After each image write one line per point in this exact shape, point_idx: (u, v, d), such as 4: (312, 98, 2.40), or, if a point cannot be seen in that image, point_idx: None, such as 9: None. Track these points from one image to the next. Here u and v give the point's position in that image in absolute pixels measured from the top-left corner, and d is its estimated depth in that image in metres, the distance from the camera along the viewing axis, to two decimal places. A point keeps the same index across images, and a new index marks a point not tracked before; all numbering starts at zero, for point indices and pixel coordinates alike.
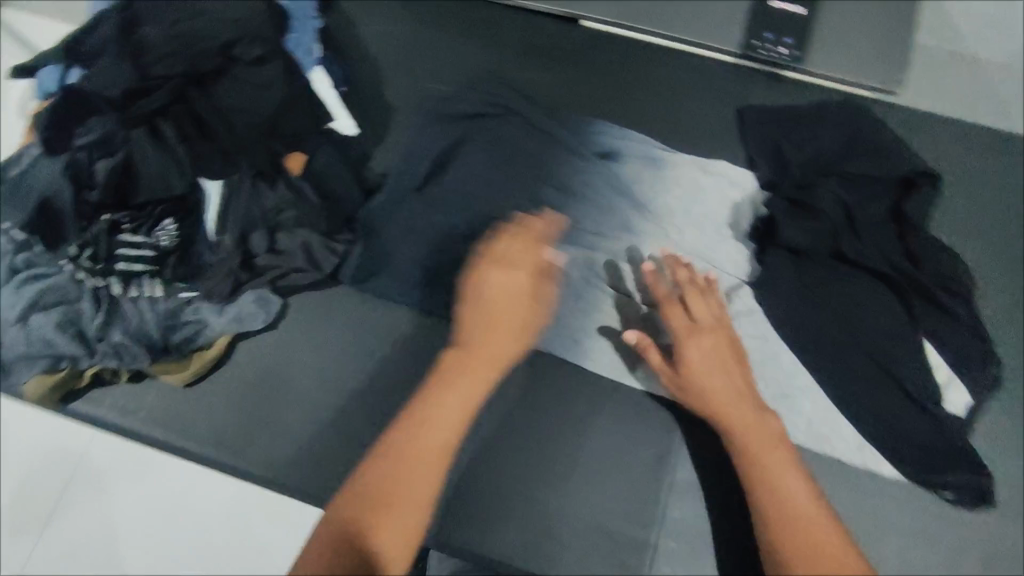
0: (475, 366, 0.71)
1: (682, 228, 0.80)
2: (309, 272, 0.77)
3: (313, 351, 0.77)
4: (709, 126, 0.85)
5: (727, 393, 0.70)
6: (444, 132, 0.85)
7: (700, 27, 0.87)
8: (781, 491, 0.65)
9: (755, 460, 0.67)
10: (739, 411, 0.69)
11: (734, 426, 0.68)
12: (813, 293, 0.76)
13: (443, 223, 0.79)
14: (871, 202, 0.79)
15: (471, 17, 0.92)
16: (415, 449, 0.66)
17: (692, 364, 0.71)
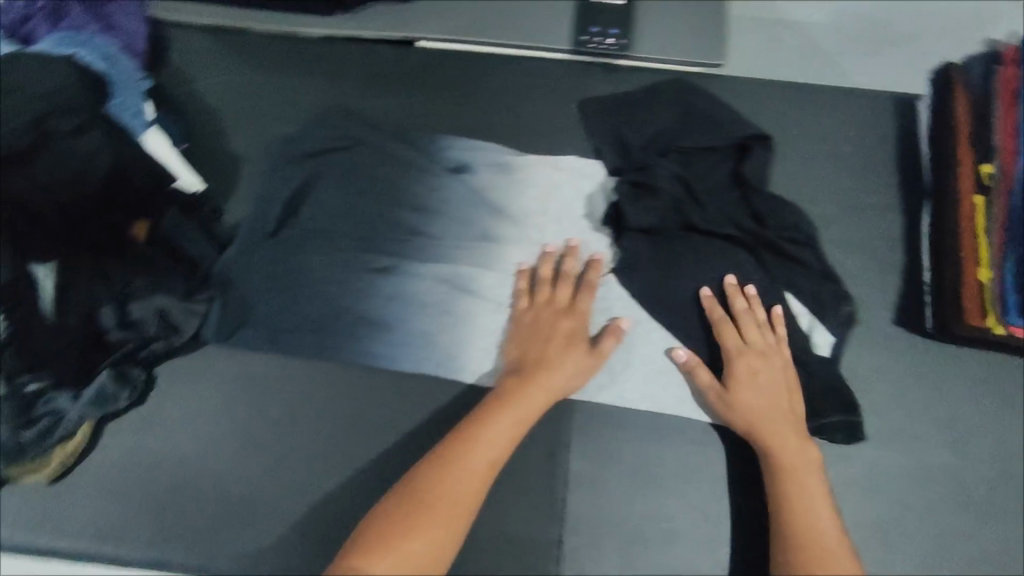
0: (511, 409, 0.69)
1: (541, 227, 0.82)
2: (169, 338, 0.75)
3: (191, 417, 0.76)
4: (553, 124, 0.87)
5: (776, 416, 0.70)
6: (294, 173, 0.84)
7: (529, 31, 0.89)
8: (814, 521, 0.64)
9: (789, 481, 0.67)
10: (785, 434, 0.68)
11: (774, 448, 0.68)
12: (667, 267, 0.78)
13: (306, 266, 0.80)
14: (708, 173, 0.84)
15: (306, 53, 0.90)
16: (461, 480, 0.65)
17: (743, 387, 0.71)
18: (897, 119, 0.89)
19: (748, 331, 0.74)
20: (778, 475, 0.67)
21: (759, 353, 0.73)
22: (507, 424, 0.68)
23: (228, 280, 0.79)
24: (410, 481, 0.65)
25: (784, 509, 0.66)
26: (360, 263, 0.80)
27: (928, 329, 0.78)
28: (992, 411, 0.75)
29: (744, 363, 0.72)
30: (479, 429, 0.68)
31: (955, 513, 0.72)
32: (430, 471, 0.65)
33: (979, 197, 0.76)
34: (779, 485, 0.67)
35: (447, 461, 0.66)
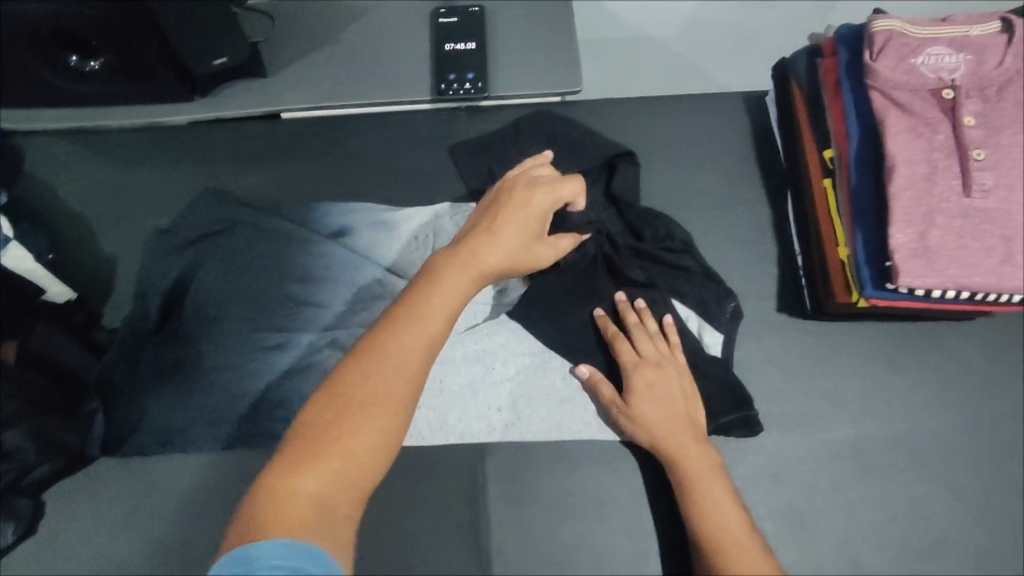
0: (449, 283, 0.61)
1: None
2: (55, 460, 0.71)
3: (88, 538, 0.72)
4: (427, 174, 0.89)
5: (678, 423, 0.71)
6: (170, 264, 0.82)
7: (388, 86, 0.91)
8: (723, 524, 0.65)
9: (697, 489, 0.68)
10: (689, 441, 0.70)
11: (680, 458, 0.69)
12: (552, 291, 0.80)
13: (194, 356, 0.77)
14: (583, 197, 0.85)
15: (171, 142, 0.90)
16: (396, 368, 0.55)
17: (645, 399, 0.72)
18: (749, 118, 0.95)
19: (641, 341, 0.75)
20: (686, 485, 0.68)
21: (652, 364, 0.74)
22: (446, 295, 0.60)
23: (110, 386, 0.76)
24: (338, 375, 0.55)
25: (697, 520, 0.66)
26: (248, 345, 0.78)
27: (807, 311, 0.82)
28: (878, 377, 0.79)
29: (642, 372, 0.73)
30: (418, 302, 0.59)
31: (860, 482, 0.75)
32: (365, 360, 0.56)
33: (828, 180, 0.80)
34: (688, 495, 0.68)
35: (386, 343, 0.56)
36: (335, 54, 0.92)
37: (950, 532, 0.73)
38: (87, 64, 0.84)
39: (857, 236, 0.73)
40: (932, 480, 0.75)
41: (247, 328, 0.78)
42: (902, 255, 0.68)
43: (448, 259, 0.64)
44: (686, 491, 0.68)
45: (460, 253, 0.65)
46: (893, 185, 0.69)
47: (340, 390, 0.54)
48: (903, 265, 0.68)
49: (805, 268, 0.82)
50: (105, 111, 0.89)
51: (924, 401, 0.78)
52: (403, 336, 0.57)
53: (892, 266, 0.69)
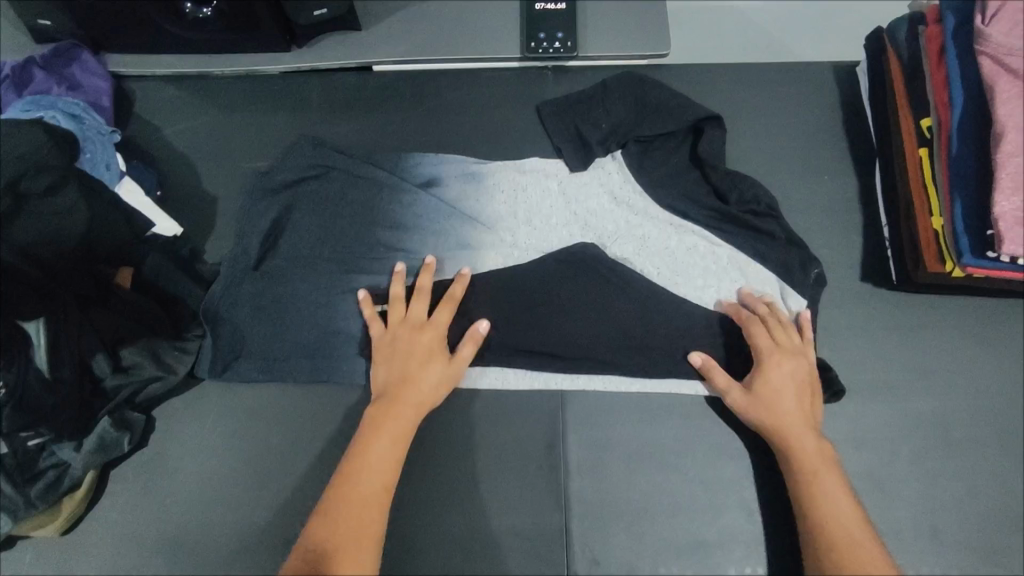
0: (402, 397, 0.71)
1: (514, 230, 0.82)
2: (165, 378, 0.76)
3: (192, 455, 0.77)
4: (513, 130, 0.91)
5: (798, 416, 0.69)
6: (267, 205, 0.83)
7: (479, 43, 0.93)
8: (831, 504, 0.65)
9: (813, 485, 0.66)
10: (809, 436, 0.68)
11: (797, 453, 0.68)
12: (637, 255, 0.81)
13: (289, 295, 0.80)
14: (668, 158, 0.85)
15: (270, 90, 0.94)
16: (377, 478, 0.67)
17: (760, 394, 0.71)
18: (839, 88, 0.93)
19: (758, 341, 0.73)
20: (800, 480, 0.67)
21: (785, 352, 0.72)
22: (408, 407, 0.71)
23: (215, 316, 0.79)
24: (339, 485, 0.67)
25: (811, 510, 0.66)
26: (338, 289, 0.80)
27: (894, 283, 0.81)
28: (966, 352, 0.78)
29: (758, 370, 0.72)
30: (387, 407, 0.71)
31: (942, 454, 0.75)
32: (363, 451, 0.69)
33: (923, 150, 0.79)
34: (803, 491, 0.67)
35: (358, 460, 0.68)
36: (428, 10, 0.94)
37: None
38: (200, 11, 0.88)
39: (956, 204, 0.72)
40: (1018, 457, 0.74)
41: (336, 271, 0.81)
42: (1007, 223, 0.67)
43: (401, 378, 0.72)
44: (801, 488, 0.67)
45: (399, 362, 0.73)
46: (1001, 152, 0.68)
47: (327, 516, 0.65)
48: (1006, 232, 0.67)
49: (892, 239, 0.82)
50: (211, 59, 0.94)
51: (1013, 378, 0.77)
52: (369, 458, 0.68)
53: (995, 234, 0.68)
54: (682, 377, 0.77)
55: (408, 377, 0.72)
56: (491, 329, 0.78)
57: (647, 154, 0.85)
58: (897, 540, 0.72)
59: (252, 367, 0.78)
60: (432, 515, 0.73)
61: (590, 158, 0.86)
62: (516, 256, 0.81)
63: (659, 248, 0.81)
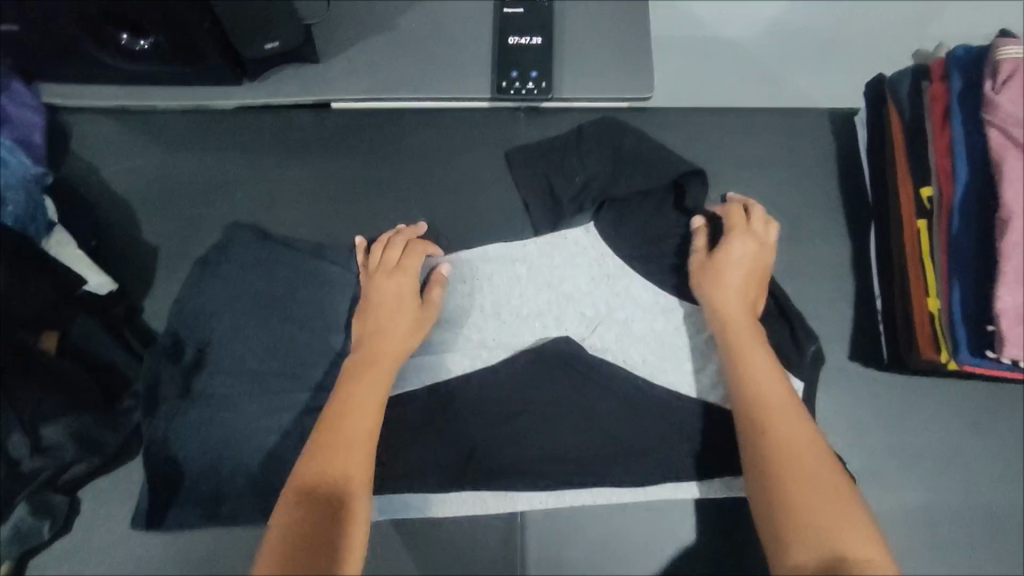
0: (378, 355, 0.69)
1: (482, 326, 0.76)
2: (91, 458, 0.71)
3: (127, 534, 0.73)
4: (480, 179, 0.85)
5: (756, 339, 0.66)
6: (210, 305, 0.77)
7: (446, 80, 0.85)
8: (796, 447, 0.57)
9: (764, 409, 0.60)
10: (761, 358, 0.64)
11: (748, 375, 0.63)
12: (619, 343, 0.76)
13: (231, 395, 0.74)
14: (650, 220, 0.79)
15: (220, 127, 0.87)
16: (362, 428, 0.63)
17: (723, 306, 0.69)
18: (836, 139, 0.86)
19: (728, 233, 0.72)
20: (753, 411, 0.60)
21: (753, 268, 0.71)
22: (377, 370, 0.67)
23: (155, 405, 0.73)
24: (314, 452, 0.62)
25: (756, 433, 0.59)
26: (292, 389, 0.75)
27: (884, 361, 0.76)
28: (956, 440, 0.73)
29: (721, 287, 0.70)
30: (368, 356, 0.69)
31: (924, 554, 0.70)
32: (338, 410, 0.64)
33: (922, 222, 0.72)
34: (755, 415, 0.60)
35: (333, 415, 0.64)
36: (390, 41, 0.86)
37: None
38: (138, 43, 0.80)
39: (954, 290, 0.66)
40: (998, 558, 0.71)
41: (288, 368, 0.76)
42: (1009, 321, 0.61)
43: (363, 362, 0.68)
44: (751, 412, 0.61)
45: (380, 307, 0.72)
46: (1005, 240, 0.62)
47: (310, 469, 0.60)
48: (1008, 331, 0.60)
49: (886, 315, 0.76)
50: (153, 91, 0.86)
51: (1002, 471, 0.73)
52: (343, 399, 0.65)
53: (994, 331, 0.62)
54: (660, 464, 0.71)
55: (383, 329, 0.70)
56: (467, 417, 0.72)
57: (632, 210, 0.79)
58: None
59: (197, 463, 0.72)
60: None
61: (561, 218, 0.80)
62: (484, 357, 0.75)
63: (642, 332, 0.76)
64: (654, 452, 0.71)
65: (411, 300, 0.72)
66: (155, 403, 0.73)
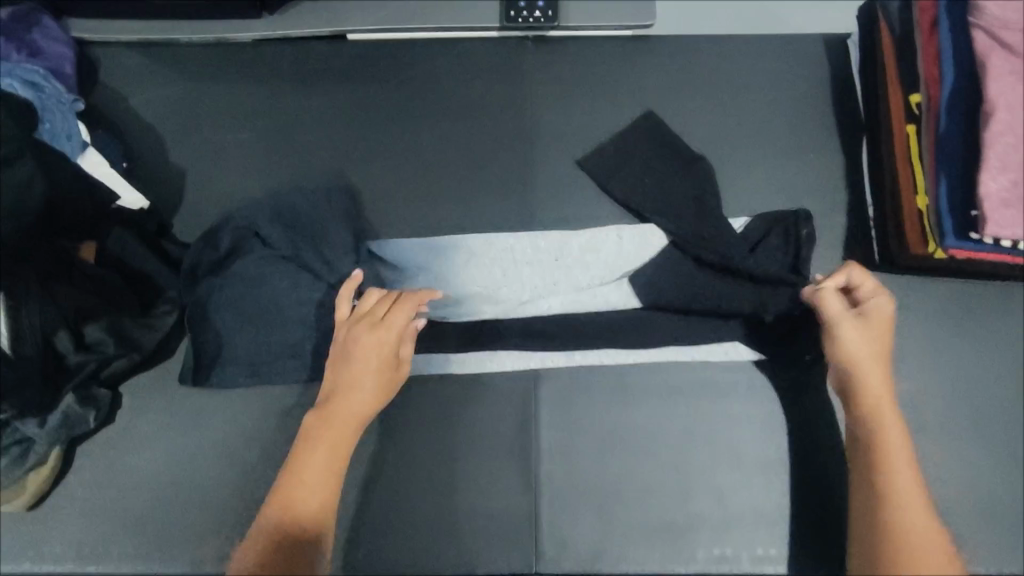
0: (342, 414, 0.69)
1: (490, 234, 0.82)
2: (131, 355, 0.74)
3: (161, 431, 0.76)
4: (492, 103, 0.89)
5: (888, 398, 0.68)
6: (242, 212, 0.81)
7: (456, 11, 0.90)
8: (899, 507, 0.63)
9: (892, 476, 0.64)
10: (893, 420, 0.67)
11: (879, 432, 0.66)
12: (613, 242, 0.81)
13: (264, 274, 0.78)
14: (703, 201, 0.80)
15: (242, 59, 0.91)
16: (318, 483, 0.66)
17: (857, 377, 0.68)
18: (831, 62, 0.90)
19: (871, 301, 0.70)
20: (879, 474, 0.64)
21: (873, 338, 0.69)
22: (338, 426, 0.69)
23: (193, 290, 0.78)
24: (279, 494, 0.66)
25: (886, 500, 0.63)
26: (318, 271, 0.79)
27: (876, 263, 0.80)
28: (945, 337, 0.78)
29: (864, 354, 0.68)
30: (335, 409, 0.69)
31: (919, 438, 0.75)
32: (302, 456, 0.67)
33: (910, 127, 0.77)
34: (885, 488, 0.64)
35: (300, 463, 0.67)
36: None
37: (1004, 492, 0.73)
38: None
39: (940, 186, 0.69)
40: (988, 440, 0.75)
41: (308, 244, 0.79)
42: (991, 205, 0.64)
43: (323, 419, 0.69)
44: (877, 462, 0.65)
45: (358, 365, 0.70)
46: (989, 130, 0.65)
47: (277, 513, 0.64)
48: (991, 214, 0.64)
49: (876, 217, 0.80)
50: (178, 25, 0.91)
51: (988, 361, 0.77)
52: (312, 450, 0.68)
53: (978, 216, 0.66)
54: (666, 345, 0.76)
55: (353, 387, 0.69)
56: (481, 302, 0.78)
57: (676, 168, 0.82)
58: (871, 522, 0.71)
59: (237, 336, 0.77)
60: (403, 495, 0.73)
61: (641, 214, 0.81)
62: (499, 254, 0.81)
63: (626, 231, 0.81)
64: (656, 334, 0.76)
65: (383, 357, 0.70)
66: (195, 285, 0.78)
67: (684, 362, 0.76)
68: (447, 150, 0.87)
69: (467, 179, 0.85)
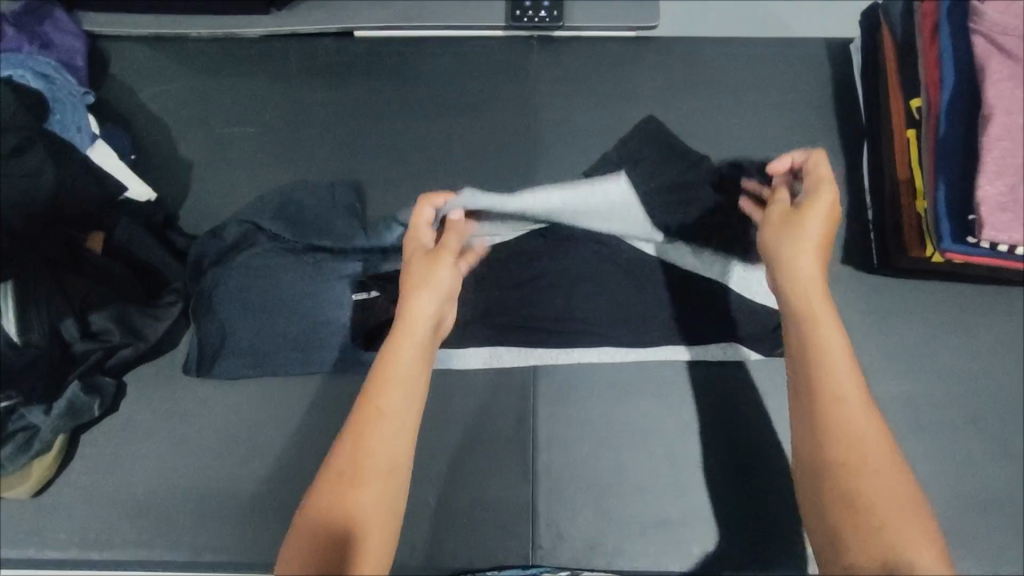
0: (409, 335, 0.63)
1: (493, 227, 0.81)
2: (135, 344, 0.75)
3: (164, 420, 0.77)
4: (496, 100, 0.89)
5: (819, 292, 0.61)
6: (255, 207, 0.83)
7: (462, 11, 0.91)
8: (839, 400, 0.56)
9: (821, 370, 0.57)
10: (827, 315, 0.60)
11: (810, 324, 0.59)
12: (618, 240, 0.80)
13: (268, 266, 0.80)
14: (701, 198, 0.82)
15: (250, 53, 0.92)
16: (396, 427, 0.58)
17: (793, 250, 0.62)
18: (833, 65, 0.91)
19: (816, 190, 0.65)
20: (811, 368, 0.57)
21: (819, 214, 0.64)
22: (410, 367, 0.62)
23: (199, 282, 0.79)
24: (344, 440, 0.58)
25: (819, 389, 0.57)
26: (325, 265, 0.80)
27: (875, 266, 0.81)
28: (943, 338, 0.78)
29: (793, 245, 0.62)
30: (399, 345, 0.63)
31: (915, 441, 0.75)
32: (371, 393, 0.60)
33: (911, 131, 0.77)
34: (816, 384, 0.57)
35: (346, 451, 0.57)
36: None
37: (997, 495, 0.74)
38: None
39: (939, 189, 0.70)
40: (983, 444, 0.75)
41: (313, 235, 0.81)
42: (988, 209, 0.65)
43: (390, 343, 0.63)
44: (805, 369, 0.58)
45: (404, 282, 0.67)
46: (986, 136, 0.66)
47: (334, 485, 0.55)
48: (988, 217, 0.65)
49: (876, 221, 0.81)
50: (189, 21, 0.92)
51: (984, 365, 0.78)
52: (375, 422, 0.58)
53: (976, 219, 0.66)
54: (667, 343, 0.77)
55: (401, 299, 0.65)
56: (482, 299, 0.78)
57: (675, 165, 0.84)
58: None
59: (239, 328, 0.78)
60: None
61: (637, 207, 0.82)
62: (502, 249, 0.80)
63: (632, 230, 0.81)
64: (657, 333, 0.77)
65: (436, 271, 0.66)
66: (200, 278, 0.80)
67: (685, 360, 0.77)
68: (451, 146, 0.88)
69: (471, 175, 0.86)
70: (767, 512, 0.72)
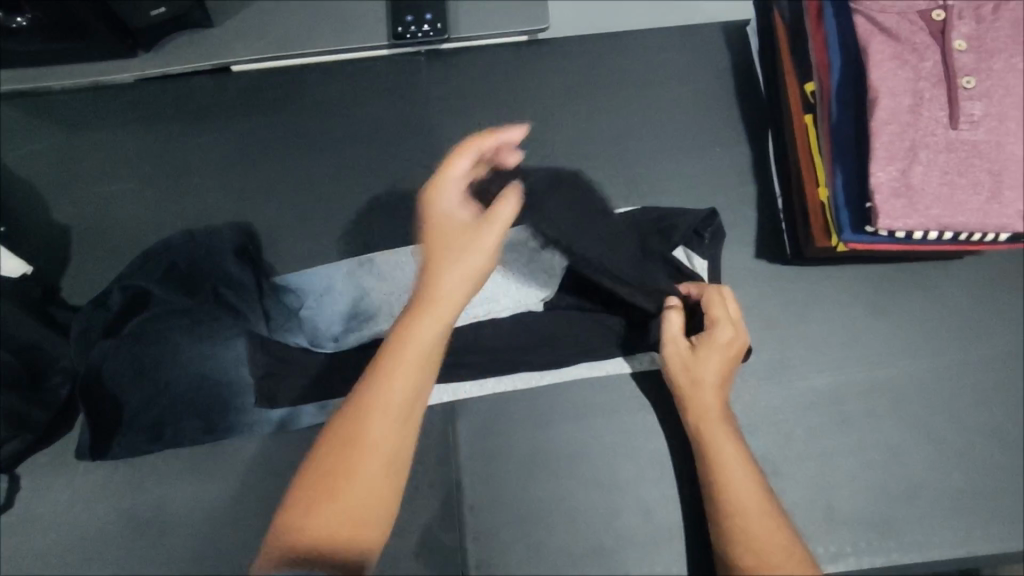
0: (413, 312, 0.56)
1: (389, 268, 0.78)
2: (24, 435, 0.71)
3: (66, 508, 0.73)
4: (388, 125, 0.85)
5: (715, 409, 0.68)
6: (133, 271, 0.77)
7: (343, 32, 0.85)
8: (740, 506, 0.63)
9: (728, 495, 0.64)
10: (721, 430, 0.67)
11: (721, 476, 0.64)
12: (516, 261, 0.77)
13: (162, 331, 0.74)
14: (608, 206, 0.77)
15: (120, 100, 0.86)
16: (393, 405, 0.54)
17: (691, 383, 0.69)
18: (731, 51, 0.88)
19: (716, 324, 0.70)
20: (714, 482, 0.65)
21: (714, 346, 0.69)
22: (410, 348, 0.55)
23: (89, 354, 0.73)
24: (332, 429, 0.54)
25: (726, 517, 0.63)
26: (218, 321, 0.75)
27: (787, 256, 0.79)
28: (859, 324, 0.77)
29: (692, 375, 0.69)
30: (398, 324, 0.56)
31: (840, 431, 0.74)
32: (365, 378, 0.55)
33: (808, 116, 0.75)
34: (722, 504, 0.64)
35: (318, 475, 0.53)
36: None
37: (923, 476, 0.73)
38: (14, 21, 0.76)
39: (836, 177, 0.68)
40: (906, 426, 0.75)
41: (201, 290, 0.76)
42: (883, 196, 0.63)
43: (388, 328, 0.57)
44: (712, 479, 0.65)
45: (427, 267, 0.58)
46: (875, 119, 0.64)
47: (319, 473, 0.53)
48: (882, 206, 0.63)
49: (785, 209, 0.79)
50: (45, 71, 0.84)
51: (903, 345, 0.77)
52: (363, 409, 0.54)
53: (871, 208, 0.64)
54: (580, 361, 0.74)
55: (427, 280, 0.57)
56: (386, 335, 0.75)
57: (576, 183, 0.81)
58: (801, 520, 0.72)
59: (138, 402, 0.73)
60: None
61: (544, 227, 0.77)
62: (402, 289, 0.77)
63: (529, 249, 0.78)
64: (572, 353, 0.74)
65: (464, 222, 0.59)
66: (89, 351, 0.73)
67: (603, 375, 0.75)
68: (345, 180, 0.83)
69: (368, 206, 0.82)
70: (697, 523, 0.71)
